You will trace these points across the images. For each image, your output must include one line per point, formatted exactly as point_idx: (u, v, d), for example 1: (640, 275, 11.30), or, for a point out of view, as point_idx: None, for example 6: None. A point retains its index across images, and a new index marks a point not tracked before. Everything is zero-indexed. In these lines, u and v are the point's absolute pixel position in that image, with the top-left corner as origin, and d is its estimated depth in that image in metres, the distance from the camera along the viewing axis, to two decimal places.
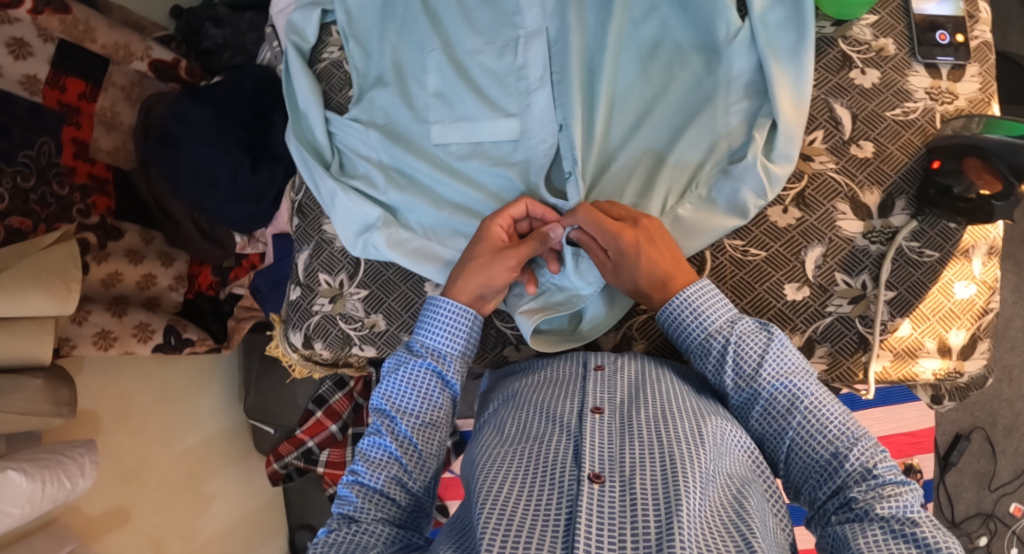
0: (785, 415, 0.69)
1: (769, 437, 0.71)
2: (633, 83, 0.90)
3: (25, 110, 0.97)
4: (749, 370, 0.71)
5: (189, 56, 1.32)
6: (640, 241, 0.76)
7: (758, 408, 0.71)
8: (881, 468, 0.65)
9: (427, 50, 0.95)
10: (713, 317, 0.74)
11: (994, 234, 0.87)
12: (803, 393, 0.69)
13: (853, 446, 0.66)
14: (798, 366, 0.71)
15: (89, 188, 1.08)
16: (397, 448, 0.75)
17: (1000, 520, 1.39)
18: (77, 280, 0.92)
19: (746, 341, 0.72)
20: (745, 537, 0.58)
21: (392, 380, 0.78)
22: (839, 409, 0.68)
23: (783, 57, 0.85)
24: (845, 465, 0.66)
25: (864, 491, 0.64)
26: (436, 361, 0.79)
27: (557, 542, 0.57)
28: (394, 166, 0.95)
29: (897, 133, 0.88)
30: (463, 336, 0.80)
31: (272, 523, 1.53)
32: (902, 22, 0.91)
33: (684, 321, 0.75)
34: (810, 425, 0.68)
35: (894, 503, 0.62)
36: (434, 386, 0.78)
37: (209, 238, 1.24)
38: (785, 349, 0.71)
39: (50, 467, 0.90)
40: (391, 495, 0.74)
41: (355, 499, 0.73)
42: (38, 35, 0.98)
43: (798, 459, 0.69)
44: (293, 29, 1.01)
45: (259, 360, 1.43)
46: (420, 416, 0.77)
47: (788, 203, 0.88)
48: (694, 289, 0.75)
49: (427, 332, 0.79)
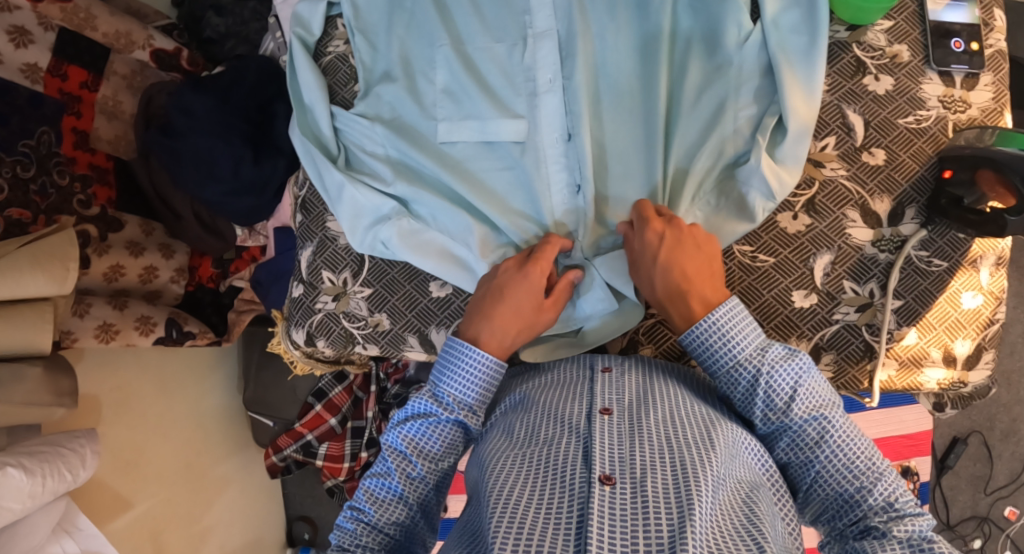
0: (813, 448, 0.68)
1: (795, 465, 0.70)
2: (633, 78, 0.88)
3: (25, 99, 0.95)
4: (781, 403, 0.69)
5: (192, 45, 1.30)
6: (670, 235, 0.78)
7: (785, 440, 0.70)
8: (903, 502, 0.65)
9: (435, 45, 0.93)
10: (744, 343, 0.71)
11: (1003, 245, 0.87)
12: (833, 427, 0.68)
13: (879, 481, 0.66)
14: (826, 400, 0.70)
15: (89, 178, 1.07)
16: (410, 496, 0.74)
17: (995, 524, 1.40)
18: (76, 258, 0.90)
19: (778, 372, 0.69)
20: (756, 539, 0.57)
21: (417, 424, 0.75)
22: (864, 442, 0.68)
23: (795, 59, 0.84)
24: (869, 499, 0.65)
25: (884, 521, 0.64)
26: (464, 414, 0.75)
27: (568, 543, 0.57)
28: (400, 160, 0.94)
29: (909, 141, 0.87)
30: (492, 389, 0.77)
31: (271, 513, 1.54)
32: (918, 28, 0.90)
33: (713, 346, 0.72)
34: (836, 459, 0.67)
35: (915, 529, 0.63)
36: (457, 437, 0.76)
37: (209, 230, 1.22)
38: (815, 381, 0.70)
39: (50, 461, 0.90)
40: (394, 538, 0.73)
41: (359, 541, 0.71)
42: (38, 23, 0.97)
43: (819, 488, 0.69)
44: (298, 21, 0.99)
45: (259, 354, 1.42)
46: (437, 463, 0.76)
47: (798, 210, 0.87)
48: (723, 310, 0.72)
49: (461, 382, 0.75)
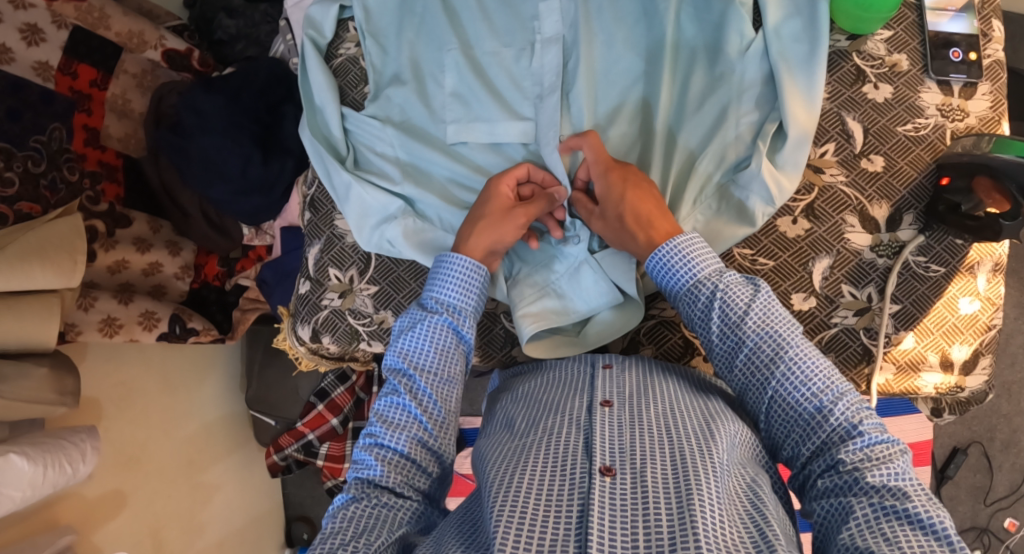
0: (768, 366, 0.67)
1: (751, 390, 0.69)
2: (636, 82, 0.90)
3: (37, 96, 0.96)
4: (735, 318, 0.70)
5: (203, 46, 1.32)
6: (627, 180, 0.80)
7: (741, 359, 0.69)
8: (866, 425, 0.63)
9: (445, 50, 0.95)
10: (702, 264, 0.73)
11: (1000, 251, 0.88)
12: (788, 344, 0.67)
13: (839, 400, 0.64)
14: (783, 319, 0.69)
15: (99, 175, 1.08)
16: (416, 406, 0.74)
17: (994, 535, 1.41)
18: (83, 252, 0.93)
19: (732, 291, 0.71)
20: (759, 531, 0.58)
21: (408, 337, 0.78)
22: (823, 362, 0.66)
23: (795, 67, 0.85)
24: (829, 419, 0.64)
25: (851, 453, 0.62)
26: (451, 315, 0.78)
27: (570, 535, 0.58)
28: (409, 162, 0.96)
29: (908, 149, 0.89)
30: (476, 291, 0.80)
31: (270, 512, 1.55)
32: (917, 38, 0.91)
33: (674, 268, 0.74)
34: (793, 377, 0.66)
35: (884, 469, 0.60)
36: (450, 341, 0.78)
37: (217, 228, 1.24)
38: (772, 301, 0.70)
39: (52, 452, 0.91)
40: (413, 457, 0.73)
41: (377, 463, 0.71)
42: (53, 21, 0.99)
43: (779, 416, 0.67)
44: (310, 23, 1.01)
45: (262, 351, 1.44)
46: (439, 372, 0.77)
47: (798, 214, 0.88)
48: (684, 239, 0.74)
49: (440, 288, 0.79)
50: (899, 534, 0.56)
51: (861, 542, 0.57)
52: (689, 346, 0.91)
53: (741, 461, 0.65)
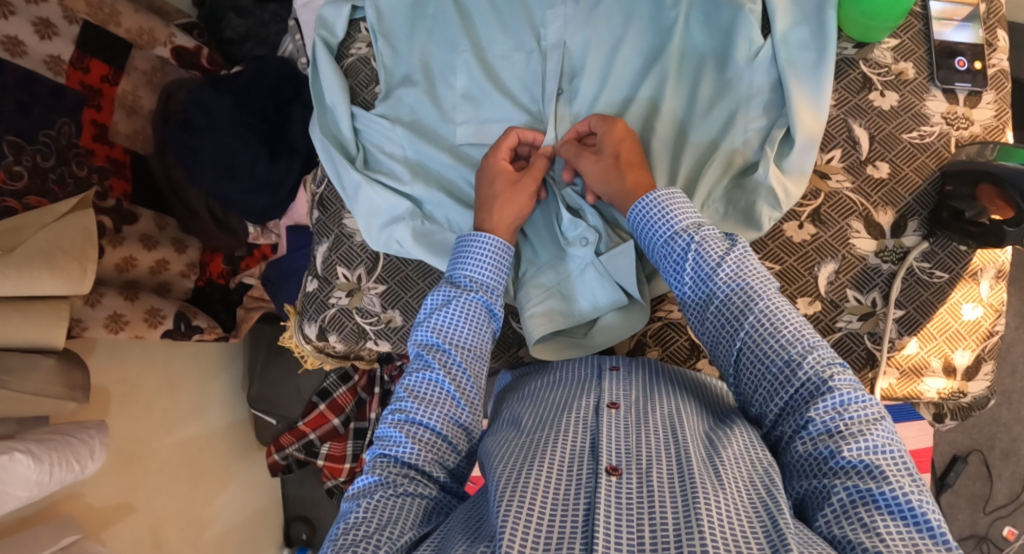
0: (738, 318, 0.68)
1: (723, 341, 0.69)
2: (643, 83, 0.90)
3: (47, 90, 0.96)
4: (708, 270, 0.71)
5: (211, 44, 1.33)
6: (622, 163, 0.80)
7: (713, 309, 0.70)
8: (838, 381, 0.62)
9: (456, 51, 0.96)
10: (680, 217, 0.73)
11: (1003, 258, 0.89)
12: (759, 295, 0.68)
13: (808, 353, 0.64)
14: (756, 271, 0.70)
15: (106, 170, 1.08)
16: (450, 383, 0.74)
17: (993, 543, 1.41)
18: (94, 259, 0.93)
19: (708, 243, 0.72)
20: (770, 514, 0.58)
21: (442, 313, 0.78)
22: (795, 315, 0.67)
23: (803, 74, 0.86)
24: (799, 371, 0.63)
25: (822, 413, 0.61)
26: (484, 294, 0.79)
27: (577, 536, 0.58)
28: (418, 162, 0.97)
29: (913, 156, 0.90)
30: (506, 268, 0.81)
31: (270, 508, 1.55)
32: (923, 46, 0.93)
33: (653, 219, 0.75)
34: (761, 327, 0.66)
35: (861, 442, 0.59)
36: (482, 319, 0.78)
37: (222, 226, 1.24)
38: (747, 255, 0.71)
39: (59, 450, 0.90)
40: (442, 436, 0.72)
41: (408, 441, 0.71)
42: (64, 16, 0.99)
43: (750, 370, 0.67)
44: (323, 23, 1.02)
45: (265, 350, 1.44)
46: (470, 348, 0.77)
47: (804, 219, 0.89)
48: (664, 192, 0.75)
49: (473, 266, 0.80)
50: (876, 520, 0.55)
51: (840, 532, 0.57)
52: (694, 348, 0.91)
53: (749, 447, 0.65)
